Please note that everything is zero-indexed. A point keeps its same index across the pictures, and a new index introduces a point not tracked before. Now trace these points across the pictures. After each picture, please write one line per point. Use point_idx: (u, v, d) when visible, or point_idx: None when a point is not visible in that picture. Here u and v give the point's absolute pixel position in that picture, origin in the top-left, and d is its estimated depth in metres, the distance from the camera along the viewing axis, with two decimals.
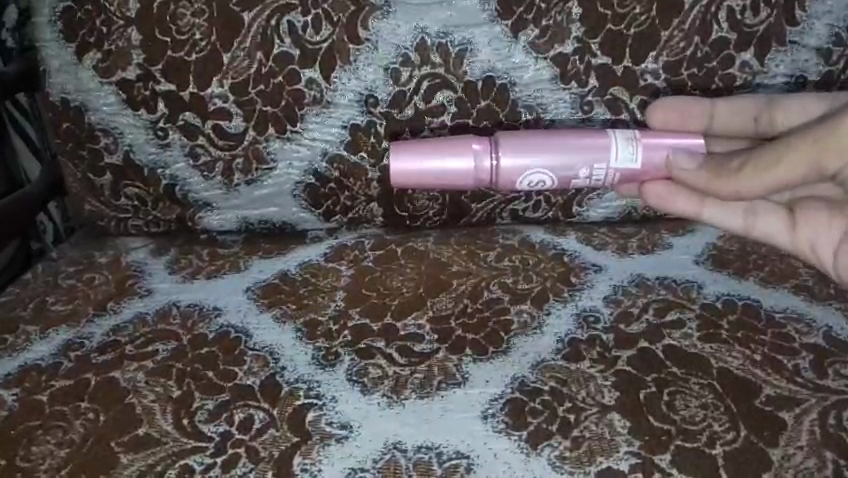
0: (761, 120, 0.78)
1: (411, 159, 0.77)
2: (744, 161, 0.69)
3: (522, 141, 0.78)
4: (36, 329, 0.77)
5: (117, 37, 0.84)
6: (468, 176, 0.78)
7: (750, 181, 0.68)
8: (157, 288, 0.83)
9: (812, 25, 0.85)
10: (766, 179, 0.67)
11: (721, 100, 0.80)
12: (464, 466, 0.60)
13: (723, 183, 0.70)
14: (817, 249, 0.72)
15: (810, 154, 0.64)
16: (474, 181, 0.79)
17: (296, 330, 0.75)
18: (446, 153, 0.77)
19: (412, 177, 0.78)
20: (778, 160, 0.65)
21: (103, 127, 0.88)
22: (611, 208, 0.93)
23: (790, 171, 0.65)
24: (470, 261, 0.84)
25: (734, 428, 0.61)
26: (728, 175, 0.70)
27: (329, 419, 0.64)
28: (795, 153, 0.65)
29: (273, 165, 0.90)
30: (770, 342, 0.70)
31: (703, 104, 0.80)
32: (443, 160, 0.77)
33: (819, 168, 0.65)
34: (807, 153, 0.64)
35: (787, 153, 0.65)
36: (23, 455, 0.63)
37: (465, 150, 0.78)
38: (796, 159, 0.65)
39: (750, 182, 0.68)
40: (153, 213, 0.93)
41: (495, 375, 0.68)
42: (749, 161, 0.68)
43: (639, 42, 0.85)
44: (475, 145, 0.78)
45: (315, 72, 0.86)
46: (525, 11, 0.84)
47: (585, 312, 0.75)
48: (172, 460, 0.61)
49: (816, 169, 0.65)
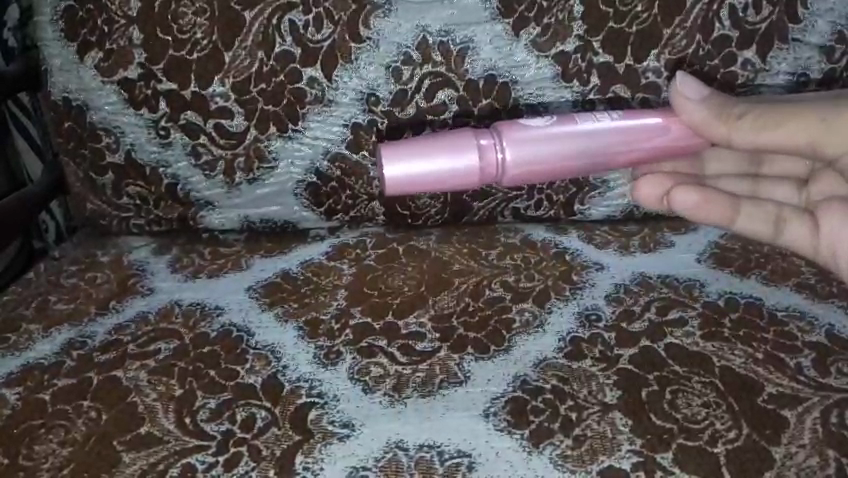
0: None
1: (409, 157, 0.72)
2: (744, 111, 0.70)
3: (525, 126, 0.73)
4: (39, 328, 0.77)
5: (119, 36, 0.85)
6: (475, 172, 0.73)
7: (747, 133, 0.70)
8: (159, 287, 0.83)
9: (815, 23, 0.85)
10: (766, 132, 0.69)
11: None
12: (466, 464, 0.60)
13: (729, 129, 0.70)
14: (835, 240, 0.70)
15: (813, 133, 0.68)
16: (481, 176, 0.74)
17: (297, 329, 0.75)
18: (449, 148, 0.72)
19: (412, 180, 0.72)
20: (780, 123, 0.68)
21: (104, 126, 0.89)
22: (613, 207, 0.93)
23: (789, 138, 0.69)
24: (471, 260, 0.84)
25: (736, 427, 0.61)
26: (724, 123, 0.71)
27: (330, 418, 0.64)
28: (800, 121, 0.68)
29: (274, 164, 0.90)
30: (772, 340, 0.70)
31: None
32: (446, 157, 0.72)
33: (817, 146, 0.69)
34: (810, 124, 0.68)
35: (793, 118, 0.68)
36: (26, 454, 0.63)
37: (469, 146, 0.73)
38: (799, 129, 0.68)
39: (754, 135, 0.69)
40: (154, 213, 0.93)
41: (495, 374, 0.68)
42: (753, 111, 0.70)
43: (640, 40, 0.85)
44: (480, 140, 0.73)
45: (316, 70, 0.86)
46: (526, 10, 0.84)
47: (586, 310, 0.75)
48: (174, 459, 0.61)
49: (814, 145, 0.69)
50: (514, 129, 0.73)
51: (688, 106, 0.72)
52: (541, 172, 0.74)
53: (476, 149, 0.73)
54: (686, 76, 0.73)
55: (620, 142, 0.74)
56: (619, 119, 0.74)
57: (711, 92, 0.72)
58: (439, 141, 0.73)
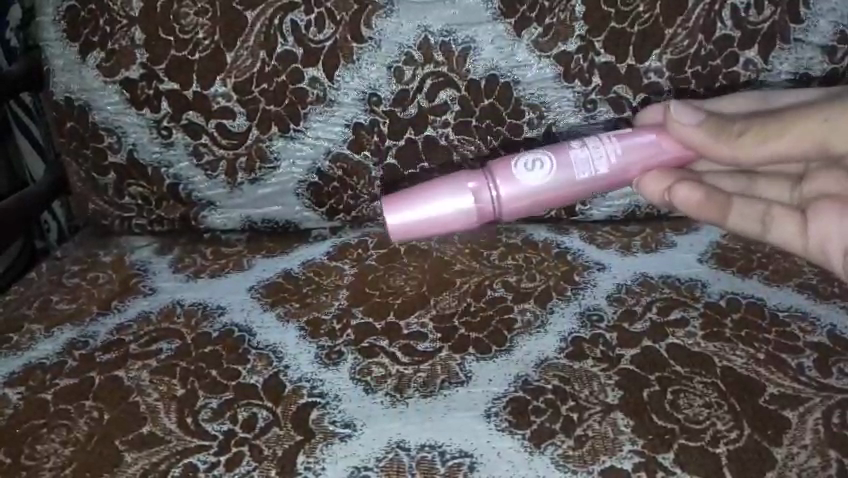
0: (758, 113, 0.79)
1: (406, 210, 0.75)
2: (742, 128, 0.68)
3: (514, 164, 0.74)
4: (41, 328, 0.77)
5: (121, 36, 0.85)
6: (473, 213, 0.75)
7: (748, 149, 0.68)
8: (160, 287, 0.83)
9: (817, 23, 0.84)
10: (766, 147, 0.67)
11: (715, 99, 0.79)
12: (467, 464, 0.60)
13: (730, 147, 0.69)
14: (821, 236, 0.67)
15: (816, 138, 0.65)
16: (479, 215, 0.75)
17: (298, 329, 0.75)
18: (444, 195, 0.75)
19: (417, 228, 0.76)
20: (782, 132, 0.66)
21: (106, 126, 0.89)
22: (614, 207, 0.93)
23: (792, 147, 0.66)
24: (473, 260, 0.84)
25: (737, 427, 0.61)
26: (726, 139, 0.69)
27: (331, 418, 0.64)
28: (801, 130, 0.65)
29: (276, 164, 0.90)
30: (773, 341, 0.70)
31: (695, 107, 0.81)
32: (444, 201, 0.75)
33: (823, 148, 0.65)
34: (810, 132, 0.65)
35: (793, 125, 0.65)
36: (28, 453, 0.63)
37: (463, 192, 0.75)
38: (801, 137, 0.65)
39: (756, 151, 0.68)
40: (156, 212, 0.93)
41: (497, 374, 0.68)
42: (752, 126, 0.68)
43: (642, 40, 0.85)
44: (473, 182, 0.75)
45: (318, 70, 0.86)
46: (528, 9, 0.84)
47: (587, 310, 0.75)
48: (175, 459, 0.61)
49: (817, 148, 0.65)
50: (505, 169, 0.74)
51: (685, 131, 0.72)
52: (543, 200, 0.75)
53: (470, 194, 0.75)
54: (681, 103, 0.72)
55: (618, 168, 0.75)
56: (612, 144, 0.75)
57: (706, 114, 0.72)
58: (436, 187, 0.75)
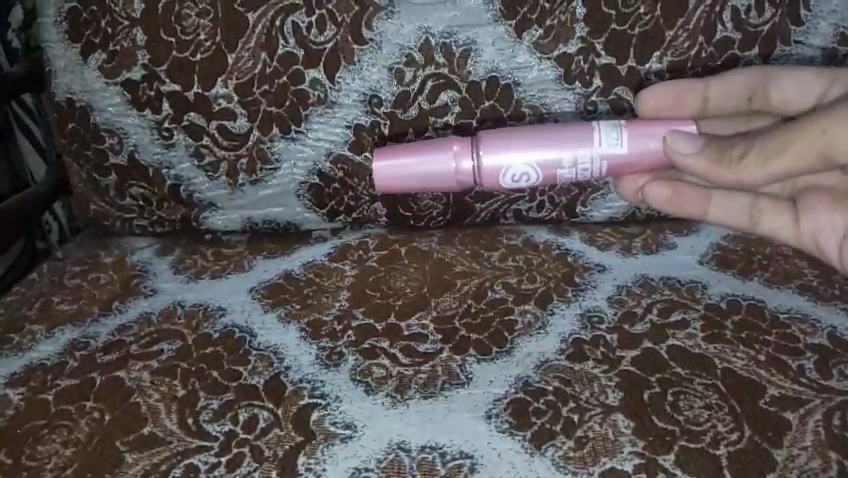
0: (754, 98, 0.81)
1: (391, 160, 0.82)
2: (744, 151, 0.70)
3: (502, 144, 0.80)
4: (42, 328, 0.78)
5: (123, 38, 0.85)
6: (450, 177, 0.82)
7: (751, 170, 0.69)
8: (161, 288, 0.84)
9: (817, 25, 0.85)
10: (769, 167, 0.68)
11: (714, 81, 0.80)
12: (468, 465, 0.60)
13: (733, 171, 0.71)
14: (816, 229, 0.77)
15: (818, 147, 0.64)
16: (459, 181, 0.82)
17: (299, 330, 0.75)
18: (431, 155, 0.81)
19: (395, 176, 0.82)
20: (784, 149, 0.66)
21: (107, 127, 0.89)
22: (614, 209, 0.93)
23: (796, 163, 0.66)
24: (474, 261, 0.85)
25: (738, 429, 0.61)
26: (729, 164, 0.71)
27: (332, 419, 0.64)
28: (803, 146, 0.65)
29: (277, 165, 0.90)
30: (774, 342, 0.70)
31: (697, 87, 0.81)
32: (426, 165, 0.81)
33: (827, 154, 0.65)
34: (813, 147, 0.64)
35: (793, 143, 0.65)
36: (29, 454, 0.63)
37: (447, 154, 0.81)
38: (804, 150, 0.65)
39: (759, 169, 0.68)
40: (157, 213, 0.93)
41: (497, 375, 0.68)
42: (752, 148, 0.69)
43: (643, 42, 0.85)
44: (457, 146, 0.81)
45: (319, 72, 0.86)
46: (529, 11, 0.84)
47: (588, 312, 0.75)
48: (176, 459, 0.61)
49: (823, 156, 0.65)
50: (491, 146, 0.80)
51: (686, 161, 0.76)
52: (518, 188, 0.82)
53: (452, 156, 0.81)
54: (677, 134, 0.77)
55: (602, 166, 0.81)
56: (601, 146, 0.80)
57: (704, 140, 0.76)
58: (421, 146, 0.81)
